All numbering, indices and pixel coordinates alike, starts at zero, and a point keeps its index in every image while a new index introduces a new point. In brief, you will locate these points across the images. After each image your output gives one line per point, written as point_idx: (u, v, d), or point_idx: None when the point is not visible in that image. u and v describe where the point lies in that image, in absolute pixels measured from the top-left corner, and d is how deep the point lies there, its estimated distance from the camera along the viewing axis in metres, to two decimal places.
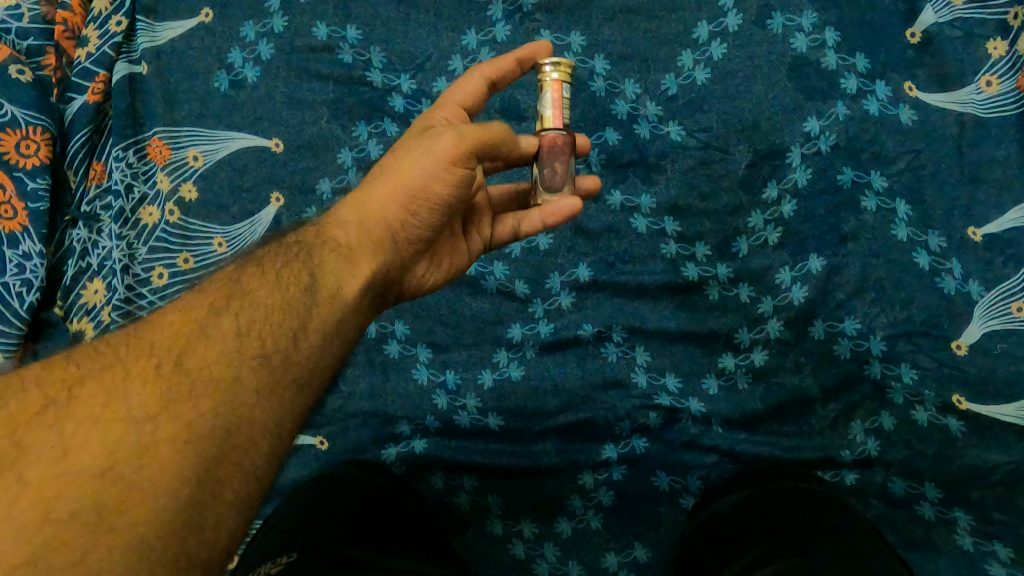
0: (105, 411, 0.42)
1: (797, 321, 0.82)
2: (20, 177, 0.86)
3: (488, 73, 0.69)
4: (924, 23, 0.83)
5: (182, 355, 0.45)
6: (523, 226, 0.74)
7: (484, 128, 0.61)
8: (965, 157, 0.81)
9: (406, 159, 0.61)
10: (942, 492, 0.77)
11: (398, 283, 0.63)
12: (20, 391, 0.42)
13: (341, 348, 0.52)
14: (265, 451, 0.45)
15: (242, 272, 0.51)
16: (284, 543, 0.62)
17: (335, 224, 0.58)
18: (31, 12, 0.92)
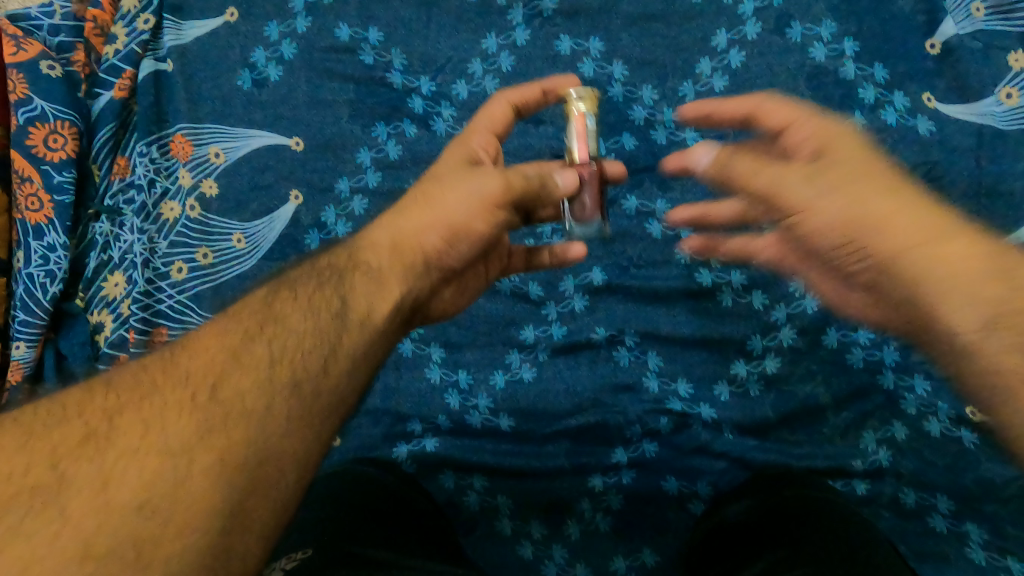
0: (144, 441, 0.43)
1: (810, 330, 0.83)
2: (47, 171, 0.88)
3: (512, 99, 0.73)
4: (943, 35, 0.83)
5: (217, 384, 0.47)
6: (544, 258, 0.77)
7: (529, 177, 0.62)
8: (985, 169, 0.79)
9: (450, 194, 0.62)
10: (955, 505, 0.76)
11: (425, 306, 0.65)
12: (65, 420, 0.44)
13: (368, 375, 0.53)
14: (292, 478, 0.45)
15: (275, 296, 0.54)
16: (300, 540, 0.63)
17: (369, 248, 0.59)
18: (63, 10, 0.95)
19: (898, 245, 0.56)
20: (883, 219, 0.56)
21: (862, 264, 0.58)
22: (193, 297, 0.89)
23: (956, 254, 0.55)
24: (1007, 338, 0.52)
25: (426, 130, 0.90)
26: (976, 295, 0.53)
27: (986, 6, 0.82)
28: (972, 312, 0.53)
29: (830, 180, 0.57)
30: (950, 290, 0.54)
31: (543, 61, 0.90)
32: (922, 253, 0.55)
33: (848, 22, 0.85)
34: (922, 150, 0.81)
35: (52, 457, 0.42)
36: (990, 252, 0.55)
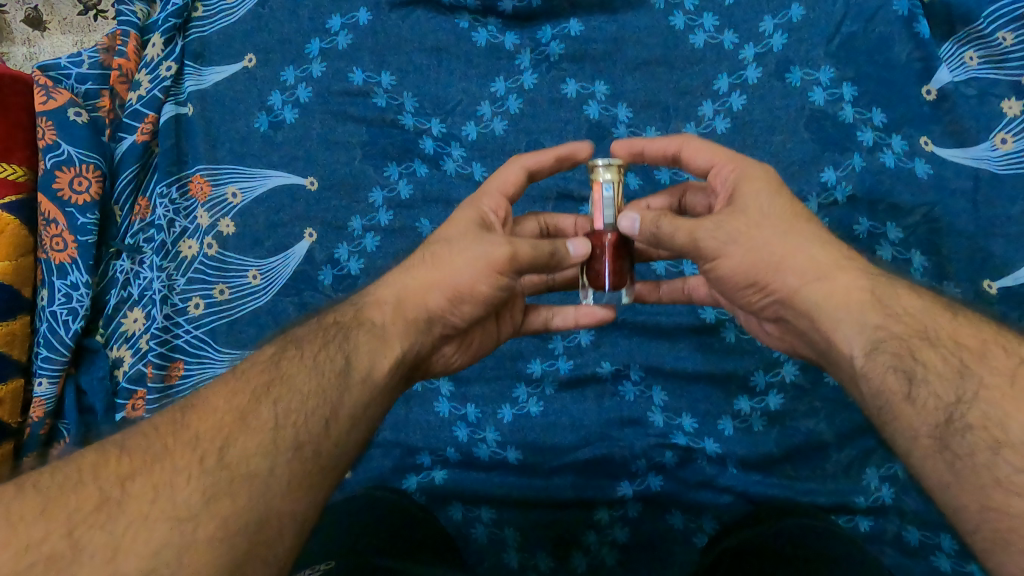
0: (152, 509, 0.43)
1: (811, 367, 0.85)
2: (71, 213, 0.92)
3: (527, 163, 0.75)
4: (938, 81, 0.85)
5: (224, 447, 0.48)
6: (556, 318, 0.79)
7: (539, 246, 0.66)
8: (981, 213, 0.82)
9: (458, 257, 0.66)
10: (958, 544, 0.77)
11: (425, 362, 0.69)
12: (81, 486, 0.44)
13: (367, 428, 0.57)
14: (289, 542, 0.47)
15: (282, 355, 0.57)
16: (323, 554, 0.67)
17: (375, 306, 0.64)
18: (91, 59, 1.00)
19: (792, 282, 0.61)
20: (778, 262, 0.61)
21: (767, 298, 0.64)
22: (209, 333, 0.91)
23: (839, 288, 0.59)
24: (884, 358, 0.54)
25: (437, 170, 0.93)
26: (862, 325, 0.56)
27: (979, 56, 0.85)
28: (854, 340, 0.56)
29: (732, 229, 0.62)
30: (838, 320, 0.58)
31: (550, 104, 0.93)
32: (810, 290, 0.60)
33: (847, 66, 0.88)
34: (918, 194, 0.84)
35: (68, 524, 0.42)
36: (868, 284, 0.59)
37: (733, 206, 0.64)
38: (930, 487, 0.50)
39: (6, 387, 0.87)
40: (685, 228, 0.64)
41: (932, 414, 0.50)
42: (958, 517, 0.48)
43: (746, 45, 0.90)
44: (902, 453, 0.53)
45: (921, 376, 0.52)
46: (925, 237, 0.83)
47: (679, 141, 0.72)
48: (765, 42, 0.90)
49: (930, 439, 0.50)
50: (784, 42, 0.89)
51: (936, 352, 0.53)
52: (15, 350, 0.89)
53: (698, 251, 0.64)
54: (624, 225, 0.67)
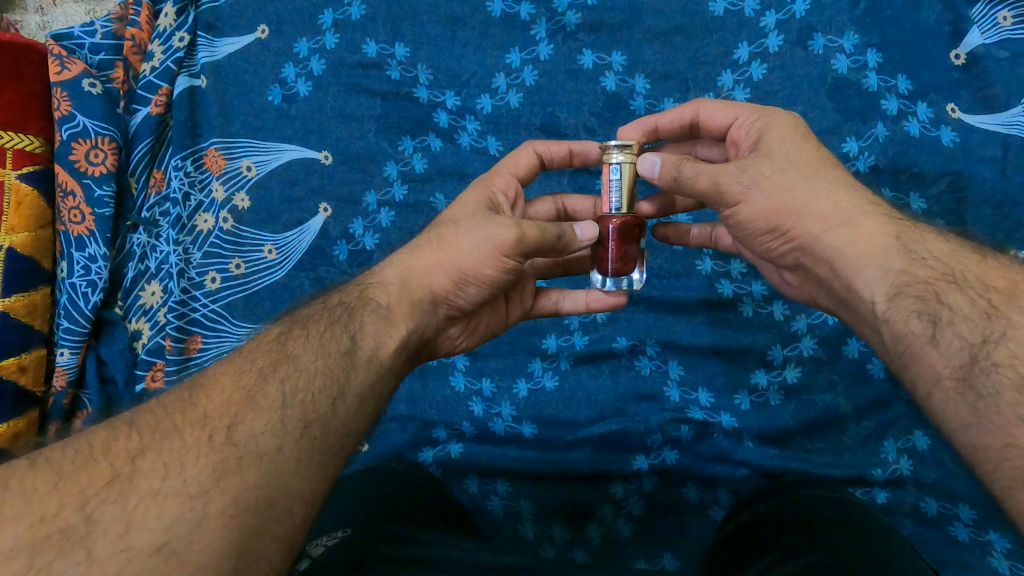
0: (163, 486, 0.42)
1: (830, 340, 0.84)
2: (88, 185, 0.92)
3: (538, 148, 0.78)
4: (969, 45, 0.83)
5: (233, 425, 0.46)
6: (563, 303, 0.80)
7: (547, 229, 0.65)
8: (1008, 179, 0.80)
9: (464, 240, 0.65)
10: (976, 514, 0.77)
11: (431, 343, 0.67)
12: (92, 462, 0.42)
13: (375, 408, 0.55)
14: (298, 519, 0.46)
15: (288, 334, 0.56)
16: (339, 521, 0.68)
17: (379, 287, 0.62)
18: (104, 29, 0.99)
19: (814, 228, 0.60)
20: (800, 206, 0.60)
21: (786, 245, 0.63)
22: (226, 307, 0.92)
23: (861, 234, 0.58)
24: (907, 303, 0.52)
25: (452, 144, 0.92)
26: (885, 269, 0.55)
27: (1013, 15, 0.81)
28: (876, 285, 0.55)
29: (756, 171, 0.63)
30: (860, 265, 0.57)
31: (566, 76, 0.91)
32: (831, 237, 0.59)
33: (871, 33, 0.85)
34: (944, 162, 0.82)
35: (80, 498, 0.40)
36: (893, 232, 0.57)
37: (757, 152, 0.64)
38: (951, 428, 0.48)
39: (30, 355, 0.88)
40: (707, 172, 0.64)
41: (957, 353, 0.49)
42: (980, 457, 0.46)
43: (768, 12, 0.88)
44: (925, 406, 0.51)
45: (946, 318, 0.50)
46: (950, 207, 0.81)
47: (695, 106, 0.74)
48: (788, 9, 0.87)
49: (952, 379, 0.48)
50: (807, 8, 0.87)
51: (962, 295, 0.51)
52: (37, 320, 0.90)
53: (720, 196, 0.64)
54: (644, 167, 0.67)
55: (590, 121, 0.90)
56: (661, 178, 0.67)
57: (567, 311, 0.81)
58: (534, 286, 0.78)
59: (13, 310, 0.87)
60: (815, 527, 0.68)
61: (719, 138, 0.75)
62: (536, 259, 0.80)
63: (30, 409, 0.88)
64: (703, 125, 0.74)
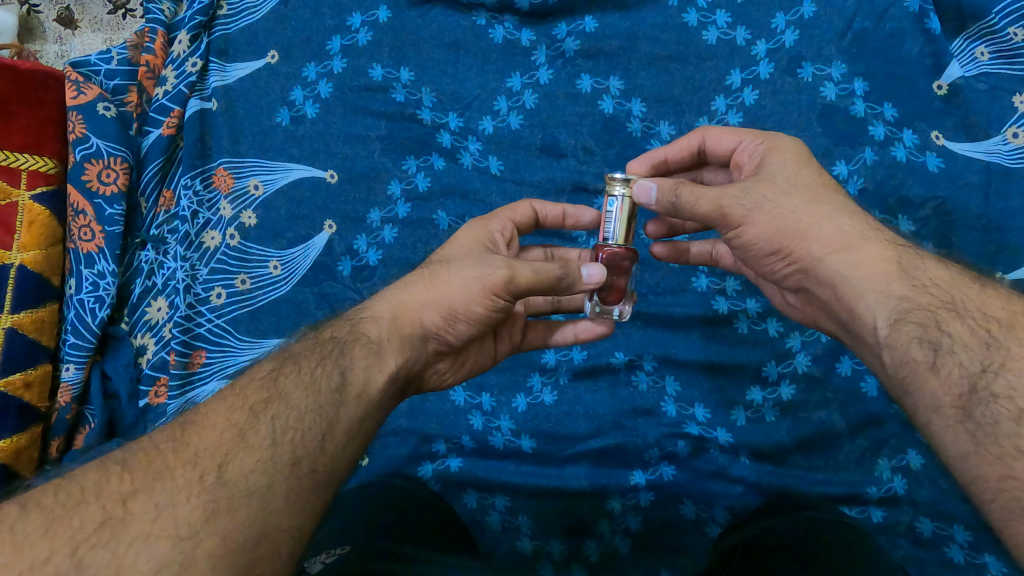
0: (154, 527, 0.43)
1: (824, 357, 0.86)
2: (99, 204, 0.95)
3: (536, 204, 0.82)
4: (950, 76, 0.87)
5: (223, 464, 0.47)
6: (552, 337, 0.82)
7: (544, 271, 0.65)
8: (992, 205, 0.83)
9: (455, 278, 0.66)
10: (972, 535, 0.77)
11: (420, 377, 0.68)
12: (85, 505, 0.43)
13: (362, 444, 0.56)
14: (286, 556, 0.46)
15: (280, 370, 0.56)
16: (340, 538, 0.69)
17: (370, 320, 0.64)
18: (120, 56, 1.03)
19: (816, 251, 0.62)
20: (803, 230, 0.63)
21: (790, 267, 0.66)
22: (231, 322, 0.93)
23: (864, 258, 0.60)
24: (909, 329, 0.54)
25: (454, 164, 0.95)
26: (887, 295, 0.57)
27: (989, 51, 0.86)
28: (878, 309, 0.57)
29: (758, 195, 0.65)
30: (862, 290, 0.59)
31: (566, 99, 0.95)
32: (834, 260, 0.61)
33: (857, 63, 0.89)
34: (930, 187, 0.84)
35: (71, 543, 0.41)
36: (894, 257, 0.59)
37: (758, 176, 0.67)
38: (950, 457, 0.50)
39: (36, 370, 0.89)
40: (708, 196, 0.65)
41: (956, 383, 0.50)
42: (977, 486, 0.47)
43: (758, 41, 0.92)
44: (924, 432, 0.53)
45: (947, 347, 0.52)
46: (937, 228, 0.83)
47: (700, 133, 0.76)
48: (777, 38, 0.91)
49: (953, 408, 0.50)
50: (796, 38, 0.91)
51: (963, 324, 0.53)
52: (44, 336, 0.91)
53: (723, 219, 0.66)
54: (641, 193, 0.67)
55: (588, 142, 0.93)
56: (659, 204, 0.67)
57: (557, 344, 0.83)
58: (523, 325, 0.80)
59: (22, 325, 0.89)
60: (813, 556, 0.68)
61: (725, 162, 0.77)
62: (529, 297, 0.82)
63: (33, 424, 0.88)
64: (709, 151, 0.77)
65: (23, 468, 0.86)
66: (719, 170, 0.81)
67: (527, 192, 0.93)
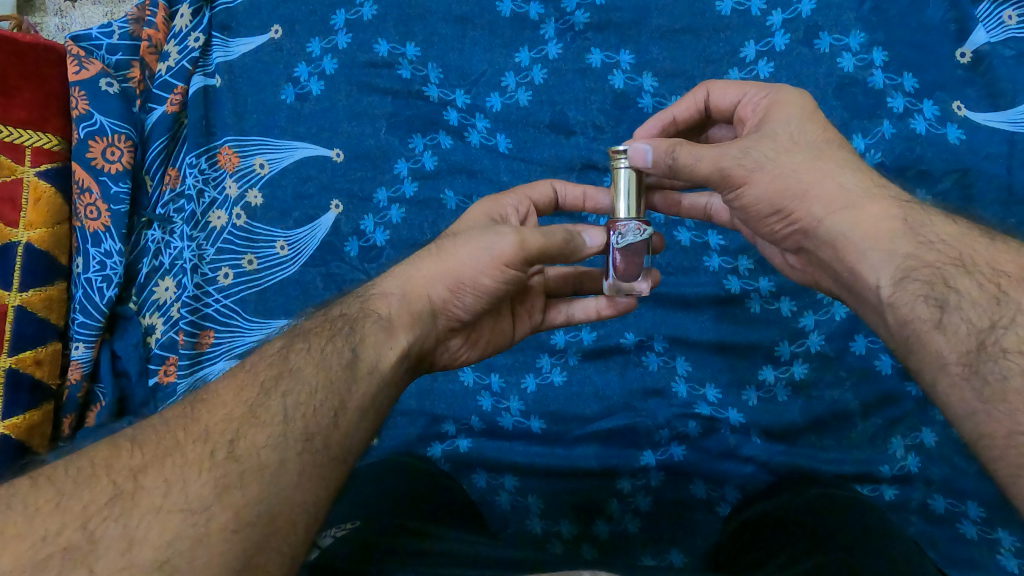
0: (166, 502, 0.42)
1: (837, 336, 0.84)
2: (105, 182, 0.94)
3: (555, 182, 0.81)
4: (975, 43, 0.84)
5: (234, 440, 0.47)
6: (574, 312, 0.80)
7: (549, 236, 0.67)
8: (1016, 176, 0.80)
9: (464, 249, 0.66)
10: (986, 511, 0.76)
11: (432, 356, 0.67)
12: (95, 479, 0.43)
13: (375, 421, 0.55)
14: (300, 532, 0.46)
15: (290, 348, 0.56)
16: (352, 513, 0.69)
17: (380, 297, 0.63)
18: (121, 30, 1.01)
19: (817, 212, 0.61)
20: (803, 190, 0.61)
21: (790, 227, 0.64)
22: (239, 302, 0.93)
23: (866, 216, 0.58)
24: (914, 287, 0.52)
25: (461, 142, 0.94)
26: (892, 253, 0.55)
27: (1018, 14, 0.83)
28: (881, 269, 0.55)
29: (759, 154, 0.63)
30: (865, 250, 0.57)
31: (576, 74, 0.92)
32: (835, 220, 0.59)
33: (876, 32, 0.86)
34: (951, 158, 0.82)
35: (82, 517, 0.41)
36: (900, 213, 0.57)
37: (762, 132, 0.65)
38: (955, 415, 0.48)
39: (46, 349, 0.89)
40: (708, 157, 0.64)
41: (964, 340, 0.48)
42: (985, 444, 0.46)
43: (774, 11, 0.89)
44: (930, 393, 0.51)
45: (954, 303, 0.50)
46: (958, 201, 0.81)
47: (705, 88, 0.75)
48: (793, 8, 0.88)
49: (960, 365, 0.48)
50: (813, 7, 0.88)
51: (969, 279, 0.51)
52: (53, 314, 0.91)
53: (725, 180, 0.65)
54: (636, 156, 0.66)
55: (599, 119, 0.91)
56: (655, 166, 0.67)
57: (579, 319, 0.81)
58: (542, 303, 0.79)
59: (30, 304, 0.89)
60: (823, 527, 0.67)
61: (729, 119, 0.75)
62: (547, 271, 0.81)
63: (45, 401, 0.88)
64: (714, 107, 0.75)
65: (37, 445, 0.87)
66: (724, 126, 0.79)
67: (536, 171, 0.91)
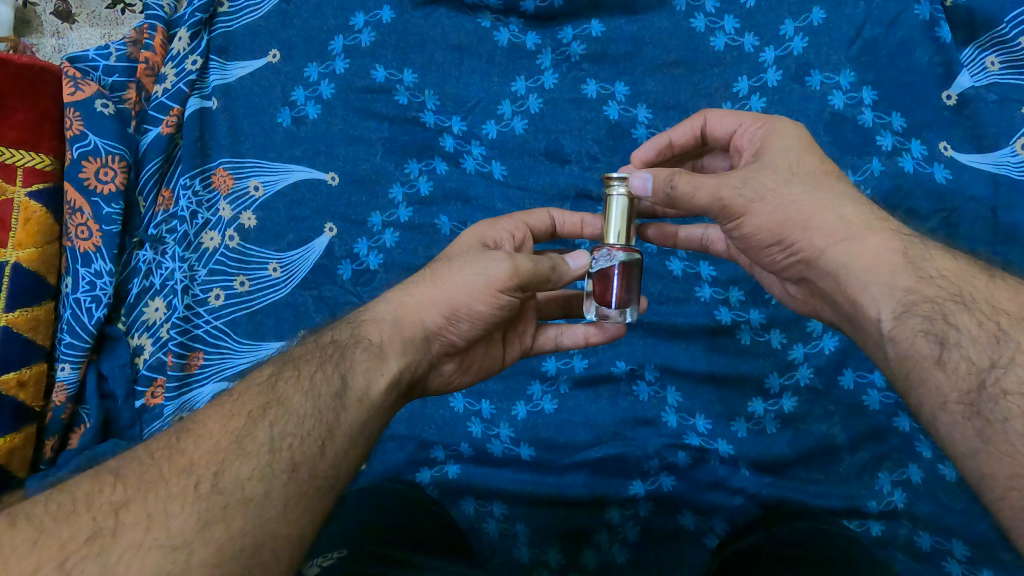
0: (146, 537, 0.42)
1: (826, 369, 0.85)
2: (97, 202, 0.94)
3: (552, 211, 0.82)
4: (959, 86, 0.86)
5: (219, 472, 0.46)
6: (563, 339, 0.81)
7: (539, 262, 0.66)
8: (1000, 217, 0.82)
9: (458, 274, 0.65)
10: (970, 550, 0.76)
11: (424, 380, 0.67)
12: (74, 516, 0.42)
13: (364, 447, 0.55)
14: (285, 564, 0.46)
15: (279, 375, 0.55)
16: (339, 542, 0.68)
17: (373, 323, 0.62)
18: (118, 53, 1.01)
19: (818, 242, 0.61)
20: (805, 220, 0.62)
21: (791, 257, 0.65)
22: (229, 324, 0.92)
23: (867, 250, 0.59)
24: (915, 322, 0.53)
25: (456, 168, 0.94)
26: (892, 286, 0.56)
27: (1000, 61, 0.85)
28: (882, 303, 0.56)
29: (759, 184, 0.63)
30: (866, 282, 0.58)
31: (571, 104, 0.93)
32: (838, 250, 0.60)
33: (866, 71, 0.88)
34: (938, 198, 0.83)
35: (60, 555, 0.40)
36: (900, 247, 0.58)
37: (760, 163, 0.65)
38: (957, 454, 0.48)
39: (32, 370, 0.88)
40: (707, 187, 0.64)
41: (963, 378, 0.49)
42: (986, 484, 0.46)
43: (766, 48, 0.91)
44: (930, 431, 0.52)
45: (954, 340, 0.51)
46: (945, 239, 0.82)
47: (703, 117, 0.75)
48: (785, 45, 0.90)
49: (960, 405, 0.49)
50: (804, 45, 0.90)
51: (970, 316, 0.52)
52: (40, 336, 0.90)
53: (723, 211, 0.65)
54: (637, 185, 0.66)
55: (593, 149, 0.92)
56: (655, 194, 0.67)
57: (569, 346, 0.82)
58: (533, 327, 0.79)
59: (16, 325, 0.87)
60: (820, 563, 0.67)
61: (726, 147, 0.76)
62: (540, 296, 0.81)
63: (28, 423, 0.87)
64: (711, 135, 0.75)
65: (16, 468, 0.85)
66: (719, 154, 0.81)
67: (531, 199, 0.92)
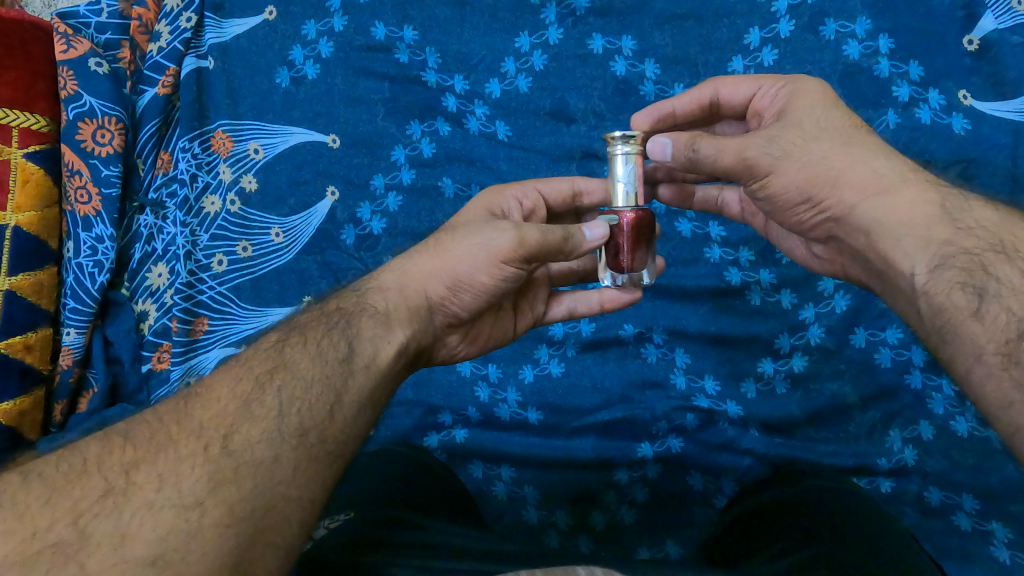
0: (159, 498, 0.41)
1: (837, 329, 0.84)
2: (95, 165, 0.92)
3: (576, 181, 0.79)
4: (982, 30, 0.82)
5: (229, 434, 0.45)
6: (579, 307, 0.79)
7: (550, 233, 0.62)
8: (1020, 167, 0.79)
9: (461, 245, 0.64)
10: (981, 504, 0.75)
11: (429, 352, 0.67)
12: (86, 475, 0.42)
13: (372, 416, 0.54)
14: (295, 526, 0.45)
15: (285, 341, 0.55)
16: (344, 505, 0.68)
17: (377, 291, 0.62)
18: (110, 8, 0.99)
19: (850, 198, 0.59)
20: (835, 177, 0.59)
21: (819, 216, 0.63)
22: (233, 290, 0.92)
23: (903, 203, 0.56)
24: (951, 275, 0.51)
25: (460, 129, 0.92)
26: (929, 240, 0.54)
27: None
28: (918, 257, 0.54)
29: (786, 142, 0.61)
30: (900, 235, 0.56)
31: (576, 60, 0.91)
32: (869, 205, 0.58)
33: (883, 18, 0.85)
34: (955, 148, 0.81)
35: (73, 512, 0.40)
36: (936, 201, 0.56)
37: (784, 122, 0.63)
38: (990, 406, 0.47)
39: (37, 334, 0.88)
40: (731, 147, 0.63)
41: (1002, 329, 0.47)
42: (1021, 436, 0.45)
43: None
44: (963, 387, 0.50)
45: (993, 292, 0.49)
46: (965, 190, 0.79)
47: (713, 84, 0.73)
48: None
49: (996, 356, 0.47)
50: None
51: (1013, 266, 0.49)
52: (44, 300, 0.90)
53: (748, 170, 0.63)
54: (656, 150, 0.67)
55: (599, 106, 0.90)
56: (674, 160, 0.67)
57: (584, 312, 0.80)
58: (544, 295, 0.78)
59: (20, 288, 0.87)
60: (838, 517, 0.66)
61: (742, 113, 0.74)
62: (548, 265, 0.77)
63: (35, 387, 0.87)
64: (724, 103, 0.74)
65: (27, 431, 0.86)
66: (731, 122, 0.78)
67: (536, 159, 0.90)
